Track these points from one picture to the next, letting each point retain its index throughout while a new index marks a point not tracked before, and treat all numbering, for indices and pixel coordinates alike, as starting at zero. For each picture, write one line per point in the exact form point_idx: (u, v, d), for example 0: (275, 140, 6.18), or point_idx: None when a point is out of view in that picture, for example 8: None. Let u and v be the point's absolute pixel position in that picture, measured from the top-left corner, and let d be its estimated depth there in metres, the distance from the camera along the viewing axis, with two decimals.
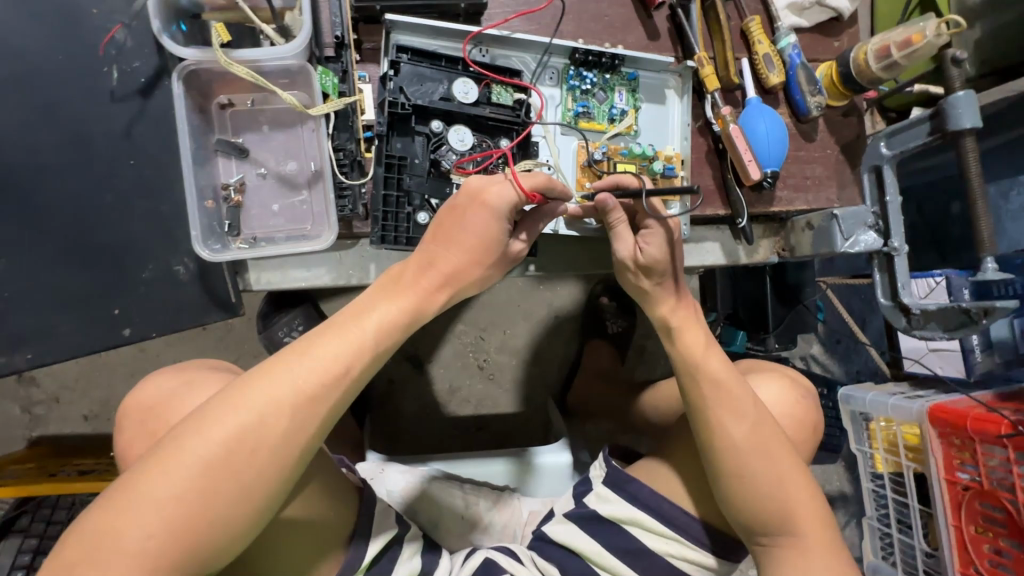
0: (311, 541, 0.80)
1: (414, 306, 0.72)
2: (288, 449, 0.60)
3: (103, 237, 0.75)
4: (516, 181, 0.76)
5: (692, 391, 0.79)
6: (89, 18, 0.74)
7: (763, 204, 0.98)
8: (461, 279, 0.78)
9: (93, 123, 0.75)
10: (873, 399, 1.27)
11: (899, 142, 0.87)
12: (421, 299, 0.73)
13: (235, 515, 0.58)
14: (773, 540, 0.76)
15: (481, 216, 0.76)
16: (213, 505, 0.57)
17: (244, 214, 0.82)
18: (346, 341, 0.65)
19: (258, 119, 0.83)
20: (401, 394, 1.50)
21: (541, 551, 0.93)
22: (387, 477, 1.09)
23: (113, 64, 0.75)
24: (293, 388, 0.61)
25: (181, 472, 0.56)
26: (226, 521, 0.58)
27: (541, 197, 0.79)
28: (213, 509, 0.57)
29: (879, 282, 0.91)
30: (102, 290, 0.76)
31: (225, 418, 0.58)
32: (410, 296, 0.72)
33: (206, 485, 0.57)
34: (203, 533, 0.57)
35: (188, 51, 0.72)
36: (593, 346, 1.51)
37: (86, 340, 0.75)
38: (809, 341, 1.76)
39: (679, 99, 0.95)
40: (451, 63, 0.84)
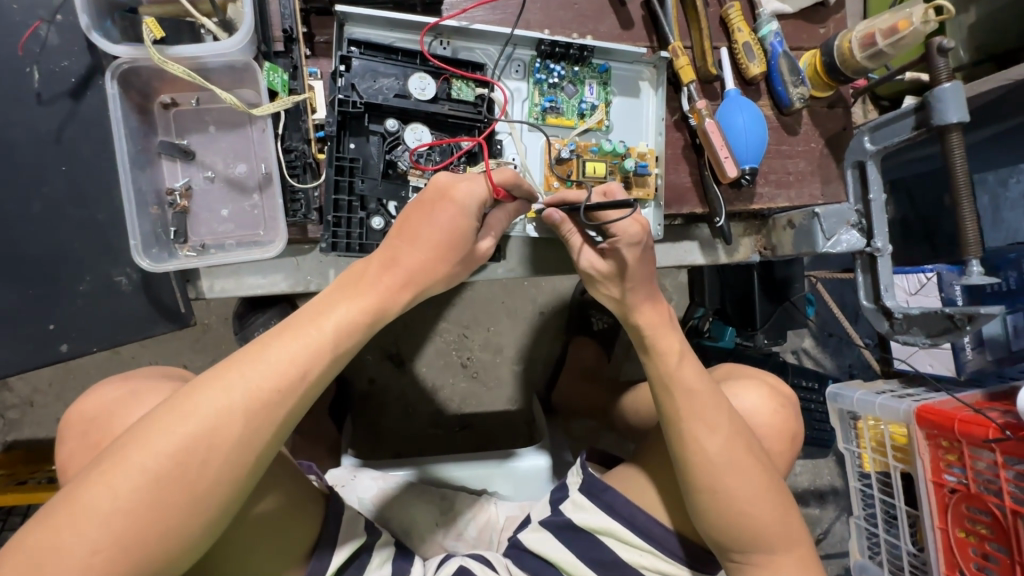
0: (284, 552, 0.72)
1: (388, 296, 0.64)
2: (248, 457, 0.53)
3: (35, 248, 0.74)
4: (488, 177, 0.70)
5: (666, 401, 0.75)
6: (10, 13, 0.72)
7: (743, 201, 0.93)
8: (439, 267, 0.69)
9: (20, 127, 0.73)
10: (861, 397, 1.22)
11: (883, 136, 0.84)
12: (396, 288, 0.64)
13: (188, 531, 0.51)
14: (746, 556, 0.74)
15: (450, 215, 0.68)
16: (161, 523, 0.49)
17: (192, 220, 0.80)
18: (313, 335, 0.57)
19: (205, 119, 0.80)
20: (382, 395, 1.45)
21: (516, 559, 0.88)
22: (358, 483, 1.03)
23: (36, 63, 0.73)
24: (253, 389, 0.53)
25: (124, 487, 0.48)
26: (177, 539, 0.50)
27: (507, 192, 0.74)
28: (161, 528, 0.49)
29: (862, 283, 0.88)
30: (38, 302, 0.74)
31: (175, 424, 0.50)
32: (385, 284, 0.64)
33: (152, 500, 0.49)
34: (151, 555, 0.49)
35: (120, 48, 0.69)
36: (578, 344, 1.47)
37: (21, 355, 0.74)
38: (801, 335, 1.72)
39: (654, 91, 0.90)
40: (408, 56, 0.80)
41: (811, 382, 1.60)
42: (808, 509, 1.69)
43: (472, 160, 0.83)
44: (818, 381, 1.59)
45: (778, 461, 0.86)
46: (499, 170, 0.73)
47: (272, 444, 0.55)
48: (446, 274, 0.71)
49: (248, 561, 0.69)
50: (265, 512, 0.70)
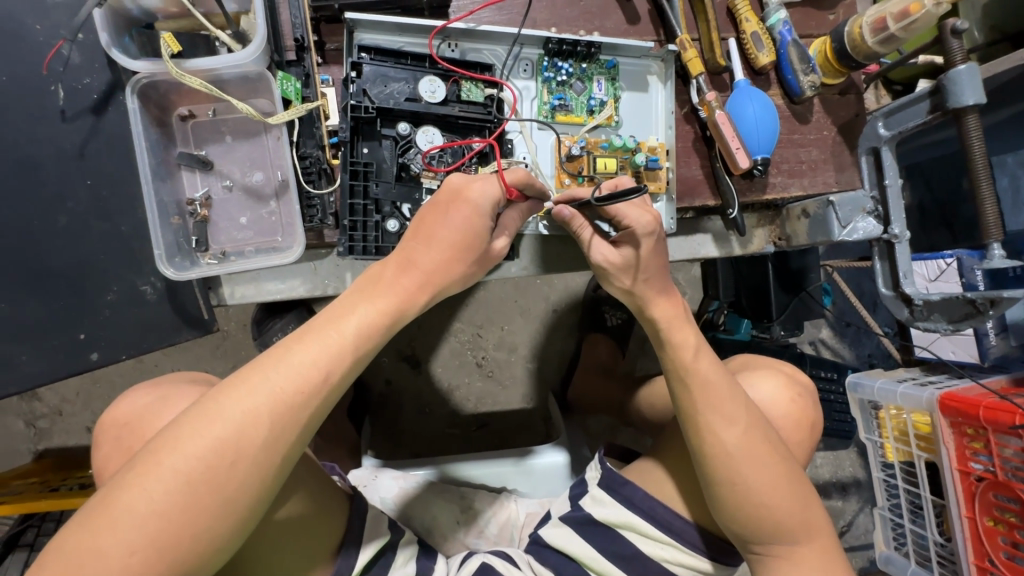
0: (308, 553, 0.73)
1: (405, 298, 0.64)
2: (275, 458, 0.54)
3: (61, 261, 0.76)
4: (500, 176, 0.70)
5: (681, 394, 0.75)
6: (33, 34, 0.74)
7: (755, 191, 0.93)
8: (454, 269, 0.70)
9: (43, 144, 0.75)
10: (881, 386, 1.21)
11: (897, 121, 0.82)
12: (413, 290, 0.65)
13: (219, 531, 0.52)
14: (768, 548, 0.74)
15: (463, 215, 0.68)
16: (193, 524, 0.50)
17: (212, 228, 0.81)
18: (334, 337, 0.58)
19: (221, 129, 0.82)
20: (400, 396, 1.47)
21: (537, 555, 0.89)
22: (380, 483, 1.04)
23: (59, 81, 0.75)
24: (277, 393, 0.54)
25: (157, 488, 0.50)
26: (209, 538, 0.52)
27: (519, 192, 0.74)
28: (193, 528, 0.51)
29: (880, 270, 0.87)
30: (66, 314, 0.76)
31: (204, 427, 0.52)
32: (402, 286, 0.64)
33: (184, 502, 0.50)
34: (185, 554, 0.50)
35: (139, 64, 0.71)
36: (592, 340, 1.48)
37: (51, 366, 0.76)
38: (818, 325, 1.70)
39: (663, 85, 0.90)
40: (418, 60, 0.81)
41: (830, 372, 1.58)
42: (831, 502, 1.67)
43: (483, 160, 0.84)
44: (837, 372, 1.58)
45: (798, 451, 0.85)
46: (511, 169, 0.73)
47: (297, 446, 0.56)
48: (460, 275, 0.71)
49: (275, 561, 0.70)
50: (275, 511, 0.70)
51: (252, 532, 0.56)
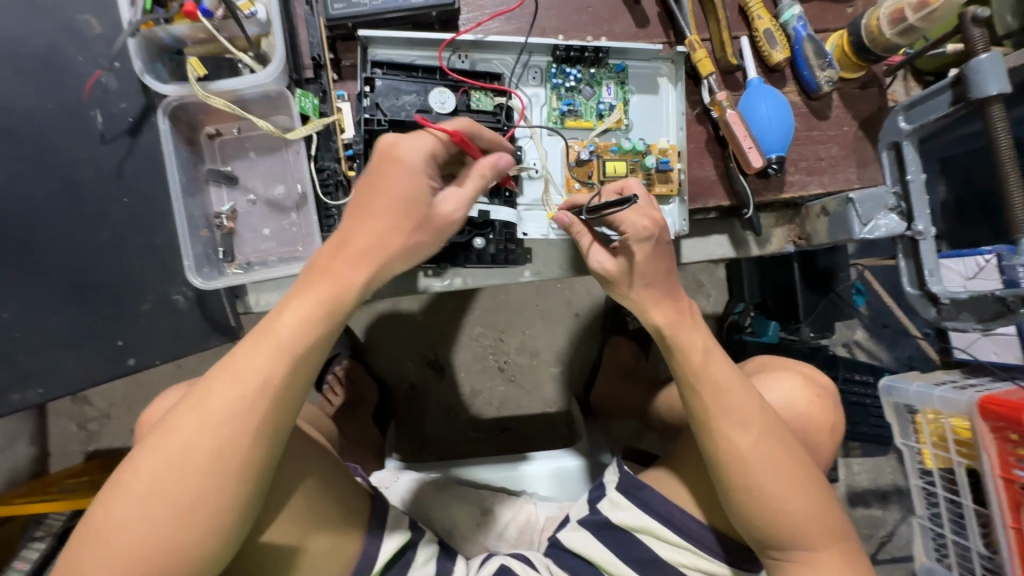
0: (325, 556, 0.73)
1: (348, 286, 0.60)
2: (233, 470, 0.55)
3: (102, 274, 0.82)
4: (435, 129, 0.62)
5: (694, 399, 0.74)
6: (75, 65, 0.80)
7: (772, 190, 0.92)
8: (411, 251, 0.63)
9: (85, 165, 0.81)
10: (917, 390, 1.15)
11: (918, 115, 0.80)
12: (359, 276, 0.60)
13: (196, 543, 0.54)
14: (787, 554, 0.73)
15: (402, 180, 0.60)
16: (163, 537, 0.53)
17: (238, 240, 0.86)
18: (274, 343, 0.57)
19: (245, 146, 0.87)
20: (424, 400, 1.50)
21: (556, 558, 0.89)
22: (401, 485, 1.07)
23: (99, 108, 0.81)
24: (223, 407, 0.55)
25: (126, 510, 0.53)
26: (187, 550, 0.54)
27: (467, 141, 0.66)
28: (164, 541, 0.53)
29: (903, 269, 0.84)
30: (107, 322, 0.82)
31: (160, 448, 0.54)
32: (345, 274, 0.60)
33: (152, 520, 0.53)
34: (164, 565, 0.53)
35: (169, 88, 0.76)
36: (614, 343, 1.47)
37: (93, 371, 0.81)
38: (852, 326, 1.63)
39: (673, 86, 0.90)
40: (429, 72, 0.84)
41: (865, 375, 1.52)
42: (870, 511, 1.61)
43: None
44: (873, 375, 1.52)
45: (817, 451, 0.85)
46: (448, 121, 0.66)
47: (245, 454, 0.55)
48: (421, 254, 0.65)
49: (297, 560, 0.71)
50: (294, 512, 0.70)
51: (239, 540, 0.58)
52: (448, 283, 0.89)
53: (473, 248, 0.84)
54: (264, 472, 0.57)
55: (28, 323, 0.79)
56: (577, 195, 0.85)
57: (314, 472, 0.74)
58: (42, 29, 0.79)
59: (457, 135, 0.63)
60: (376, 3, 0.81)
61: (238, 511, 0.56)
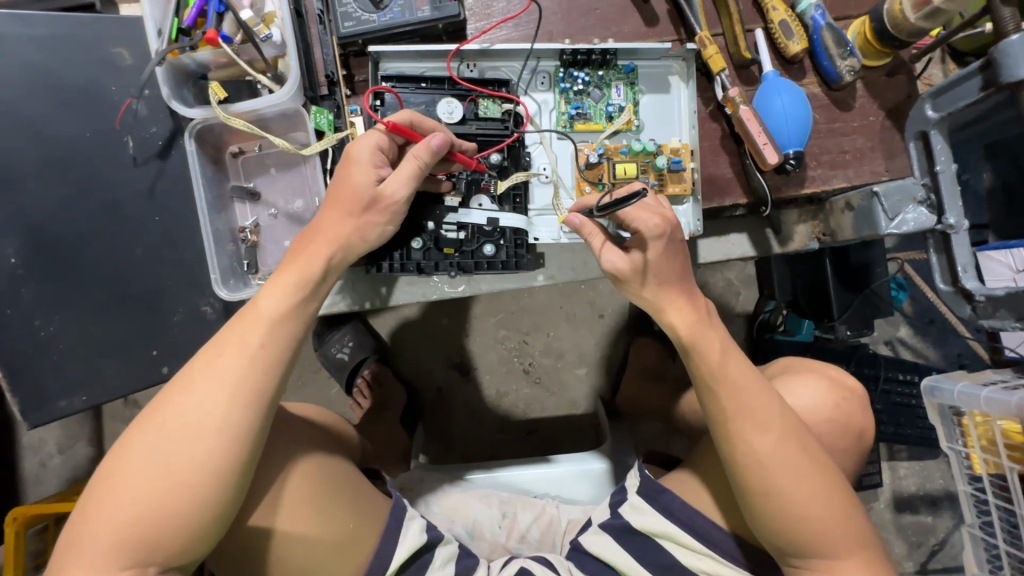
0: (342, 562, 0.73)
1: (312, 262, 0.68)
2: (216, 437, 0.59)
3: (138, 287, 0.88)
4: (378, 123, 0.74)
5: (711, 401, 0.73)
6: (109, 94, 0.86)
7: (793, 186, 0.89)
8: (366, 230, 0.72)
9: (121, 187, 0.87)
10: (963, 390, 1.03)
11: (948, 101, 0.76)
12: (322, 251, 0.69)
13: (186, 511, 0.58)
14: (807, 561, 0.71)
15: (351, 168, 0.72)
16: (158, 501, 0.57)
17: (261, 252, 0.91)
18: (254, 317, 0.63)
19: (266, 162, 0.91)
20: (450, 403, 1.51)
21: (578, 562, 0.89)
22: (424, 487, 1.08)
23: (130, 133, 0.87)
24: (209, 377, 0.60)
25: (124, 483, 0.57)
26: (177, 518, 0.57)
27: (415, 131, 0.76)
28: (159, 505, 0.57)
29: (936, 265, 0.80)
30: (144, 333, 0.88)
31: (151, 420, 0.59)
32: (311, 252, 0.69)
33: (145, 488, 0.57)
34: (160, 529, 0.57)
35: (194, 112, 0.81)
36: (641, 345, 1.44)
37: (131, 378, 0.88)
38: (895, 323, 1.54)
39: (685, 84, 0.88)
40: (437, 82, 0.85)
41: (909, 375, 1.44)
42: (918, 517, 1.52)
43: (503, 173, 0.86)
44: (917, 374, 1.44)
45: (840, 454, 0.84)
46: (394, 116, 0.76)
47: (231, 419, 0.59)
48: (376, 234, 0.73)
49: (310, 562, 0.72)
50: (304, 512, 0.72)
51: (228, 513, 0.61)
52: (460, 289, 0.91)
53: (483, 255, 0.85)
54: (245, 443, 0.60)
55: (72, 335, 0.85)
56: (586, 196, 0.83)
57: (324, 475, 0.75)
58: (79, 62, 0.85)
59: (390, 122, 0.73)
60: (384, 20, 0.84)
61: (228, 479, 0.59)
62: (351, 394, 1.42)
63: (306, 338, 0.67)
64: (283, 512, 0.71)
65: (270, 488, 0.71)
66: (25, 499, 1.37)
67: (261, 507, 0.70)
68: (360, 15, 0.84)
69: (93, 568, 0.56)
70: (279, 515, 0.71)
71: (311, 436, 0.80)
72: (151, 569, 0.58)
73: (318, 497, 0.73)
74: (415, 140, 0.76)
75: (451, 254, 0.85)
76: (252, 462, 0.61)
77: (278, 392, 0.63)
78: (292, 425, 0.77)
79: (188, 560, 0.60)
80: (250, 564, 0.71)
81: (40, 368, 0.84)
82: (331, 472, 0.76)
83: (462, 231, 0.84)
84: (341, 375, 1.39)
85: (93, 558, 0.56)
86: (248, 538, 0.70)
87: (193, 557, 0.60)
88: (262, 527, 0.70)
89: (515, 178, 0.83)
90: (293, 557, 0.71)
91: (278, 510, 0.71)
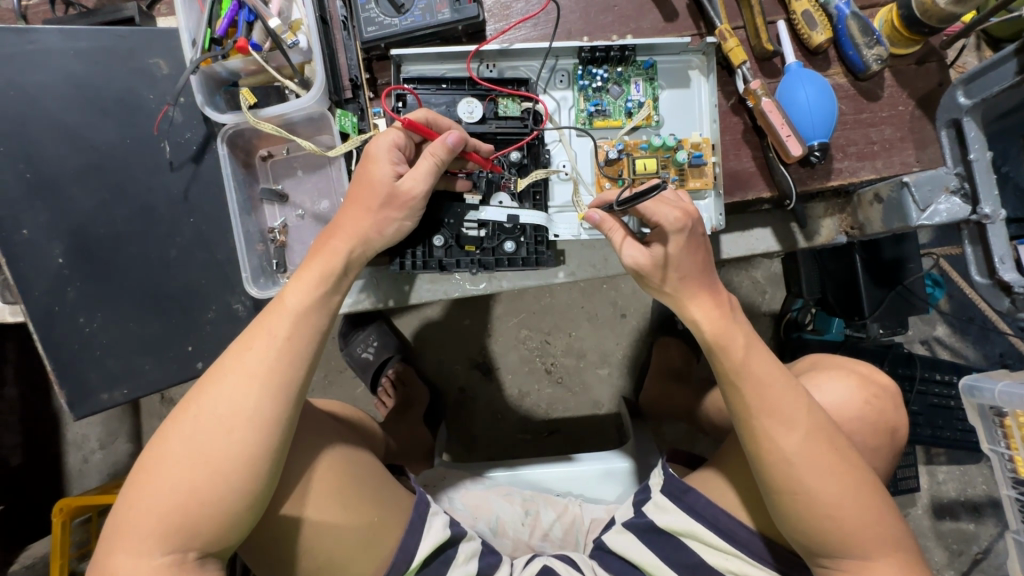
0: (367, 556, 0.74)
1: (333, 257, 0.70)
2: (247, 427, 0.61)
3: (173, 287, 0.92)
4: (397, 120, 0.77)
5: (734, 396, 0.71)
6: (147, 102, 0.91)
7: (819, 178, 0.87)
8: (383, 226, 0.74)
9: (157, 191, 0.91)
10: (1005, 389, 0.95)
11: (980, 88, 0.74)
12: (342, 247, 0.71)
13: (220, 499, 0.60)
14: (836, 563, 0.69)
15: (370, 164, 0.74)
16: (194, 489, 0.59)
17: (289, 252, 0.95)
18: (279, 311, 0.66)
19: (294, 165, 0.96)
20: (472, 402, 1.52)
21: (601, 561, 0.88)
22: (446, 483, 1.08)
23: (166, 138, 0.91)
24: (238, 369, 0.62)
25: (163, 471, 0.59)
26: (213, 505, 0.60)
27: (432, 129, 0.79)
28: (196, 491, 0.59)
29: (971, 256, 0.78)
30: (179, 330, 0.92)
31: (186, 413, 0.61)
32: (331, 248, 0.71)
33: (182, 477, 0.59)
34: (197, 516, 0.59)
35: (226, 117, 0.86)
36: (663, 344, 1.43)
37: (167, 374, 0.91)
38: (931, 322, 1.48)
39: (705, 78, 0.88)
40: (457, 84, 0.87)
41: (947, 375, 1.38)
42: (960, 525, 1.46)
43: (523, 170, 0.88)
44: (956, 374, 1.38)
45: (871, 453, 0.83)
46: (410, 115, 0.79)
47: (259, 409, 0.61)
48: (392, 229, 0.75)
49: (335, 555, 0.73)
50: (330, 506, 0.74)
51: (261, 500, 0.63)
52: (481, 287, 0.93)
53: (504, 252, 0.86)
54: (274, 432, 0.62)
55: (113, 332, 0.90)
56: (605, 192, 0.83)
57: (348, 469, 0.77)
58: (120, 73, 0.90)
59: (407, 119, 0.75)
60: (406, 23, 0.86)
61: (259, 467, 0.61)
62: (376, 393, 1.45)
63: (329, 331, 0.69)
64: (310, 506, 0.73)
65: (296, 482, 0.73)
66: (68, 492, 1.43)
67: (289, 500, 0.72)
68: (382, 20, 0.87)
69: (136, 553, 0.58)
70: (307, 507, 0.72)
71: (339, 430, 0.82)
72: (190, 554, 0.60)
73: (342, 491, 0.75)
74: (431, 136, 0.78)
75: (472, 251, 0.87)
76: (281, 451, 0.63)
77: (304, 382, 0.65)
78: (317, 419, 0.79)
79: (224, 547, 0.62)
80: (278, 555, 0.73)
81: (84, 364, 0.89)
82: (356, 466, 0.78)
83: (483, 229, 0.86)
84: (366, 374, 1.43)
85: (136, 545, 0.58)
86: (278, 530, 0.72)
87: (228, 544, 0.62)
88: (291, 519, 0.72)
89: (535, 176, 0.83)
90: (319, 550, 0.73)
91: (306, 502, 0.73)
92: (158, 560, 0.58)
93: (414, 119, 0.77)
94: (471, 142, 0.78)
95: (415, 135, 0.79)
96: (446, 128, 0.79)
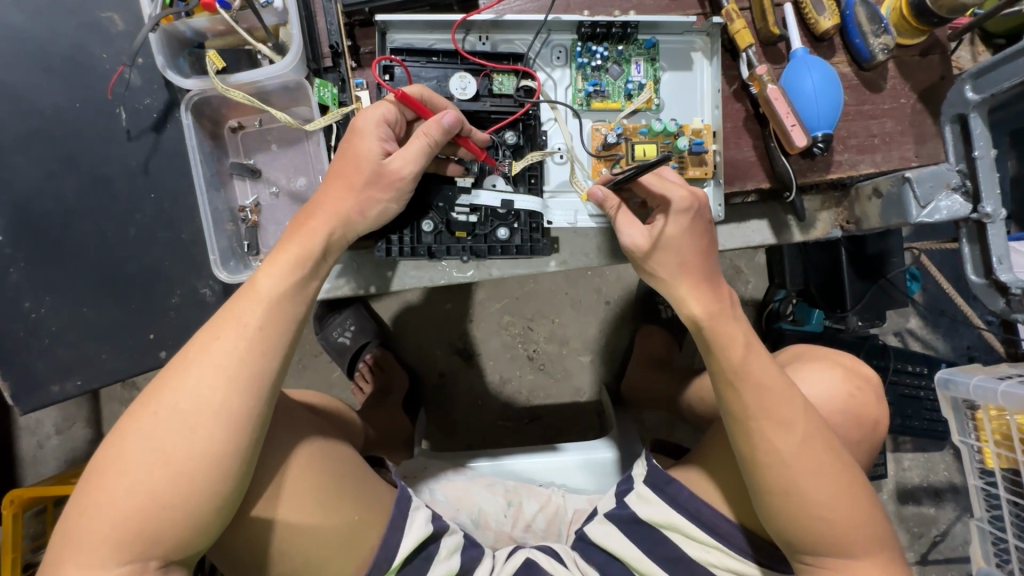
0: (346, 555, 0.71)
1: (311, 239, 0.65)
2: (214, 423, 0.56)
3: (131, 269, 0.84)
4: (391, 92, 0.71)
5: (729, 396, 0.69)
6: (100, 62, 0.82)
7: (818, 170, 0.85)
8: (367, 206, 0.69)
9: (113, 162, 0.83)
10: (979, 383, 0.96)
11: (990, 83, 0.72)
12: (322, 227, 0.66)
13: (183, 503, 0.55)
14: (822, 562, 0.69)
15: (358, 140, 0.69)
16: (155, 489, 0.54)
17: (262, 233, 0.89)
18: (251, 298, 0.60)
19: (267, 138, 0.89)
20: (453, 389, 1.48)
21: (583, 553, 0.86)
22: (427, 475, 1.05)
23: (122, 104, 0.83)
24: (204, 360, 0.57)
25: (120, 473, 0.54)
26: (176, 508, 0.55)
27: (429, 106, 0.73)
28: (156, 493, 0.54)
29: (969, 255, 0.78)
30: (139, 316, 0.84)
31: (146, 408, 0.56)
32: (310, 229, 0.66)
33: (140, 479, 0.54)
34: (158, 521, 0.54)
35: (190, 82, 0.77)
36: (647, 332, 1.41)
37: (124, 362, 0.84)
38: (905, 314, 1.51)
39: (708, 61, 0.83)
40: (448, 56, 0.81)
41: (918, 366, 1.41)
42: (922, 509, 1.51)
43: (517, 152, 0.83)
44: (927, 366, 1.41)
45: (856, 448, 0.83)
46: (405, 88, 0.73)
47: (228, 403, 0.56)
48: (377, 211, 0.70)
49: (311, 557, 0.70)
50: (307, 507, 0.69)
51: (230, 502, 0.58)
52: (469, 274, 0.87)
53: (497, 239, 0.82)
54: (243, 428, 0.57)
55: (66, 317, 0.82)
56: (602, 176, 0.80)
57: (326, 466, 0.72)
58: (69, 28, 0.81)
59: (400, 91, 0.68)
60: None
61: (226, 466, 0.56)
62: (352, 379, 1.39)
63: (307, 319, 0.64)
64: (284, 506, 0.68)
65: (268, 482, 0.68)
66: (20, 482, 1.35)
67: (260, 501, 0.68)
68: None
69: (90, 562, 0.53)
70: (280, 507, 0.68)
71: (315, 423, 0.77)
72: (151, 562, 0.55)
73: (319, 490, 0.70)
74: (425, 115, 0.72)
75: (462, 237, 0.82)
76: (253, 449, 0.59)
77: (277, 374, 0.60)
78: (290, 412, 0.74)
79: (188, 554, 0.58)
80: (249, 558, 0.69)
81: (31, 351, 0.82)
82: (335, 462, 0.74)
83: (475, 214, 0.81)
84: (342, 359, 1.37)
85: (90, 553, 0.53)
86: (249, 533, 0.68)
87: (192, 551, 0.57)
88: (262, 521, 0.68)
89: (531, 158, 0.79)
90: (294, 553, 0.69)
91: (279, 503, 0.68)
92: (115, 571, 0.54)
93: (416, 95, 0.71)
94: (467, 127, 0.73)
95: (408, 111, 0.74)
96: (442, 108, 0.73)
